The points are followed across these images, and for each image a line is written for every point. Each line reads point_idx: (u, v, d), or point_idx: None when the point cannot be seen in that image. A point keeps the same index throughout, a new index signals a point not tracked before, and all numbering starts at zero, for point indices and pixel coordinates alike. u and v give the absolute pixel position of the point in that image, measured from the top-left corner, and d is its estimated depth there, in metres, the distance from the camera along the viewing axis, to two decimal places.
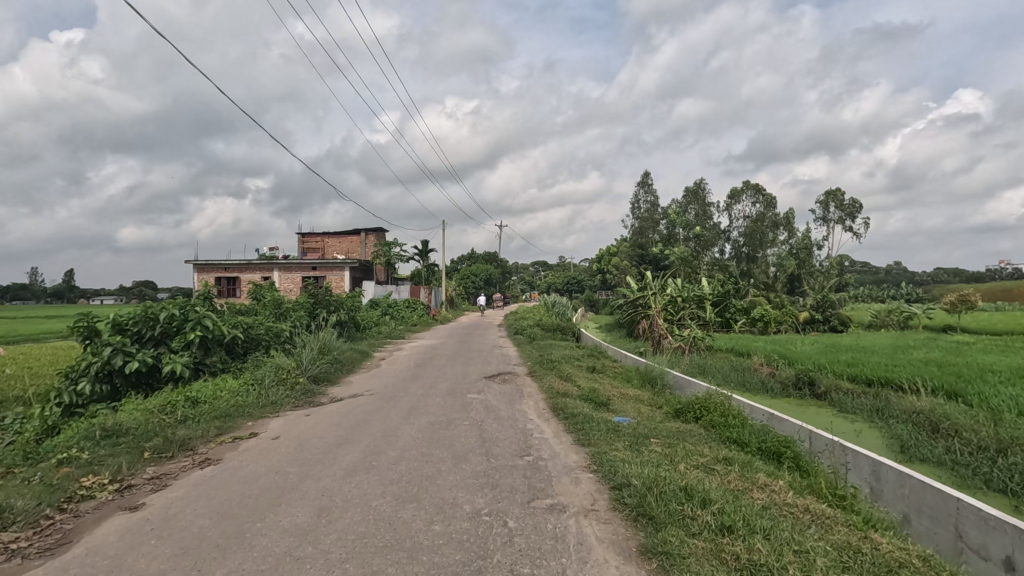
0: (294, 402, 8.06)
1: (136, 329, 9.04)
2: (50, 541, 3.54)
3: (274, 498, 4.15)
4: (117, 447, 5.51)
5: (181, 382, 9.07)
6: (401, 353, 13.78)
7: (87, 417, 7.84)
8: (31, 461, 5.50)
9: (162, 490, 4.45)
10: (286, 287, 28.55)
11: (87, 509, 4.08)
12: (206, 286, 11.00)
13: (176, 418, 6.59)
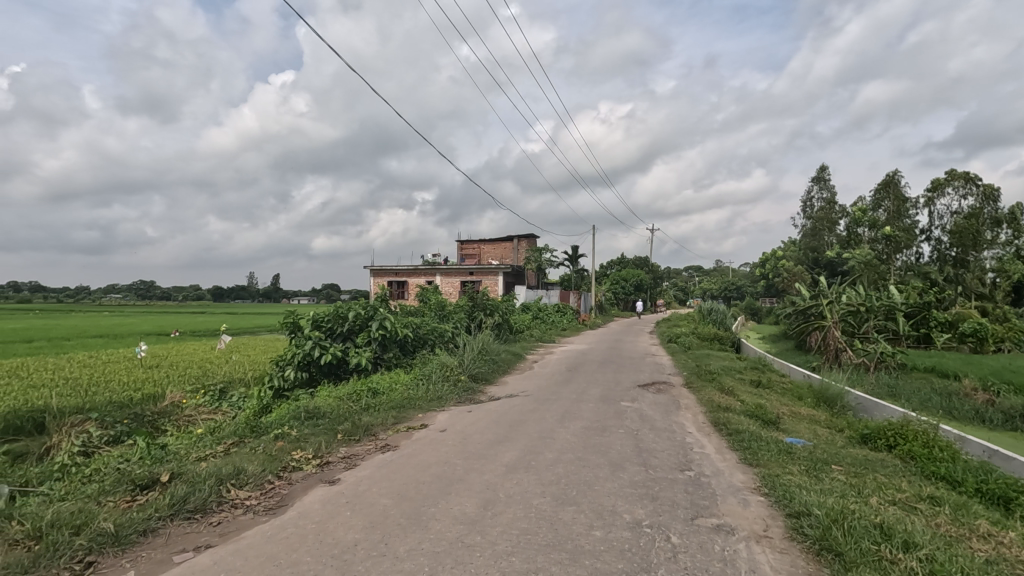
0: (457, 397, 8.66)
1: (330, 325, 10.49)
2: (272, 502, 4.25)
3: (444, 486, 4.50)
4: (317, 427, 6.43)
5: (363, 373, 10.28)
6: (553, 357, 14.01)
7: (292, 400, 9.26)
8: (257, 433, 6.66)
9: (353, 468, 5.09)
10: (447, 290, 30.85)
11: (297, 477, 4.83)
12: (383, 289, 12.34)
13: (361, 405, 7.49)
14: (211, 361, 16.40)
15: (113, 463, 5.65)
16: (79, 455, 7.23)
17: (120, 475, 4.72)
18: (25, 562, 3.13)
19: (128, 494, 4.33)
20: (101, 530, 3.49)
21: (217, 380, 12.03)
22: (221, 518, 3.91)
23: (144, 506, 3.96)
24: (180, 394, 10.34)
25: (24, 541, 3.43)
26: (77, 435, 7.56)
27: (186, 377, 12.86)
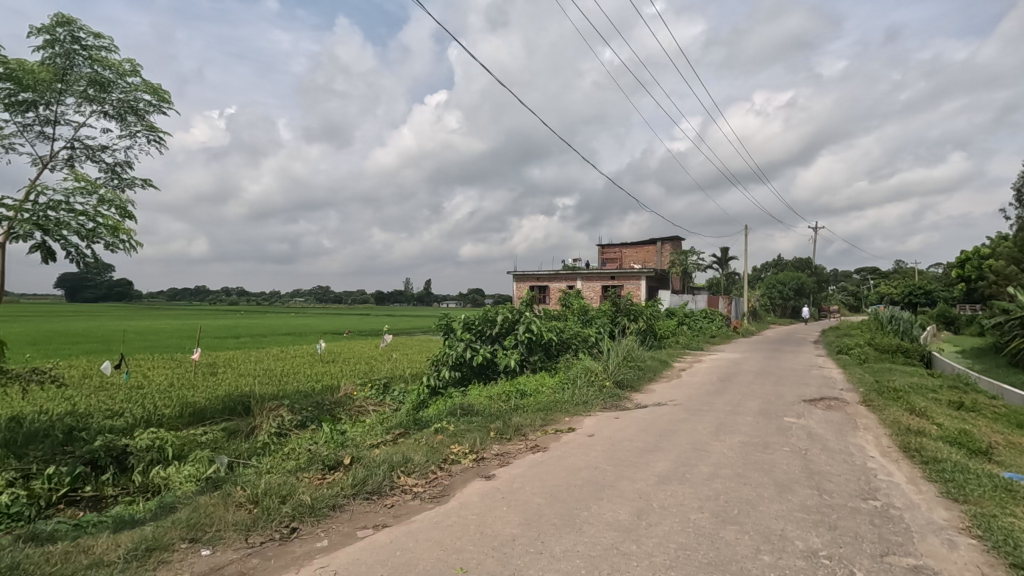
0: (603, 403, 8.58)
1: (480, 327, 11.07)
2: (435, 491, 4.58)
3: (595, 491, 4.49)
4: (472, 423, 6.81)
5: (510, 375, 10.67)
6: (703, 366, 13.25)
7: (446, 397, 9.93)
8: (420, 425, 7.23)
9: (506, 466, 5.31)
10: (589, 295, 30.82)
11: (457, 470, 5.16)
12: (529, 293, 12.69)
13: (511, 406, 7.78)
14: (376, 358, 18.17)
15: (305, 444, 6.53)
16: (276, 435, 8.46)
17: (312, 456, 5.44)
18: (248, 521, 3.75)
19: (320, 472, 4.97)
20: (301, 501, 4.06)
21: (381, 376, 13.34)
22: (394, 501, 4.32)
23: (333, 484, 4.51)
24: (351, 387, 11.61)
25: (245, 504, 4.10)
26: (274, 418, 8.86)
27: (356, 371, 14.41)
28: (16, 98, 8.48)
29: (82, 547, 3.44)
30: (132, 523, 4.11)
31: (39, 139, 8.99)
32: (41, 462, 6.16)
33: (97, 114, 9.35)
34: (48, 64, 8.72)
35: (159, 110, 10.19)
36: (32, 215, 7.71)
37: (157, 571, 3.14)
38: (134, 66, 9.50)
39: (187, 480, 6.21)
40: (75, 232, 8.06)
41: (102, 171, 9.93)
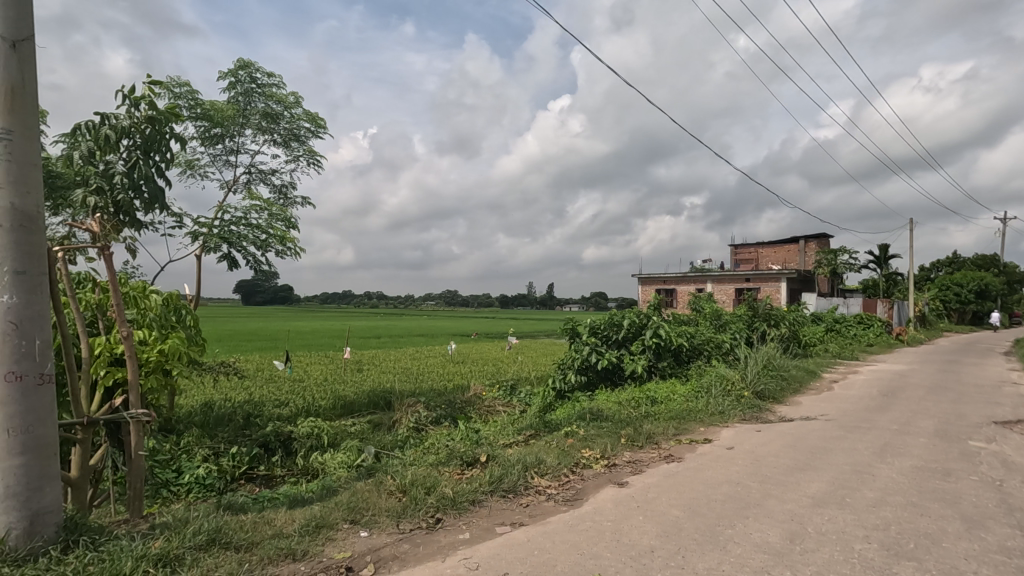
0: (742, 414, 8.01)
1: (605, 332, 10.95)
2: (569, 494, 4.60)
3: (739, 509, 4.20)
4: (602, 429, 6.74)
5: (639, 381, 10.39)
6: (860, 378, 11.81)
7: (573, 401, 9.92)
8: (550, 428, 7.29)
9: (639, 474, 5.17)
10: (721, 298, 29.11)
11: (589, 474, 5.13)
12: (657, 297, 12.29)
13: (641, 413, 7.56)
14: (503, 360, 18.69)
15: (443, 440, 6.91)
16: (414, 430, 9.05)
17: (451, 451, 5.74)
18: (398, 509, 4.06)
19: (459, 467, 5.24)
20: (444, 494, 4.30)
21: (509, 378, 13.71)
22: (529, 501, 4.42)
23: (472, 479, 4.72)
24: (481, 387, 12.05)
25: (395, 492, 4.44)
26: (412, 414, 9.48)
27: (484, 373, 14.94)
28: (209, 133, 10.05)
29: (266, 519, 3.96)
30: (302, 501, 4.64)
31: (225, 167, 10.57)
32: (228, 442, 7.19)
33: (268, 143, 10.77)
34: (232, 102, 10.22)
35: (316, 135, 11.47)
36: (220, 231, 9.07)
37: (325, 546, 3.52)
38: (297, 99, 10.79)
39: (340, 466, 6.88)
40: (252, 245, 9.33)
41: (272, 192, 11.40)
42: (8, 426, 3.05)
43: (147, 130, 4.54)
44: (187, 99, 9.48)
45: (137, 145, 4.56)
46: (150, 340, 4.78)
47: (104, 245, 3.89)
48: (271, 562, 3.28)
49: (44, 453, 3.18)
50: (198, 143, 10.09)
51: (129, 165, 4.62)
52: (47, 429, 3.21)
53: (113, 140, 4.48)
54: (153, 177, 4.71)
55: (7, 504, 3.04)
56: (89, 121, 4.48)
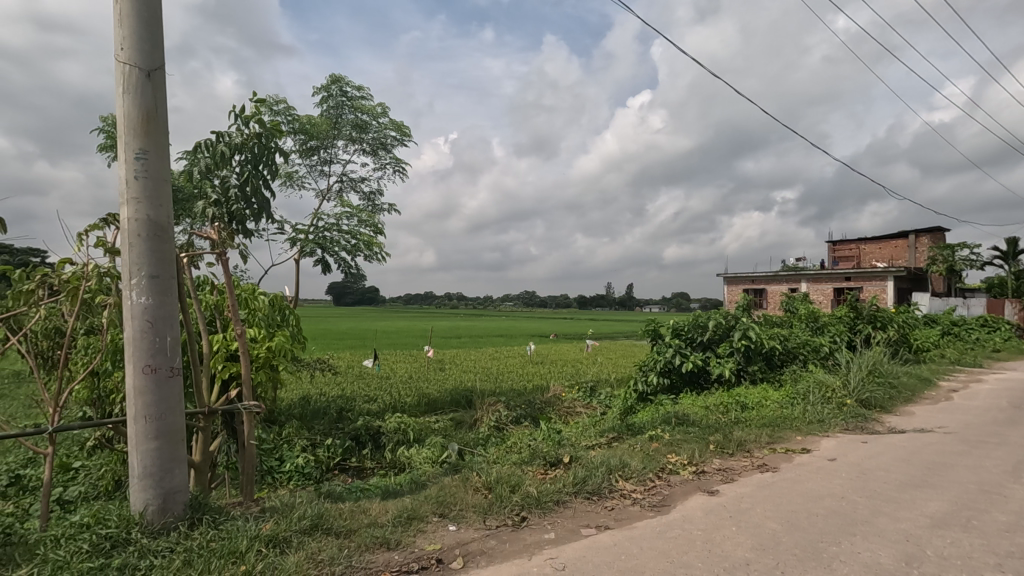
0: (844, 423, 7.42)
1: (690, 333, 10.55)
2: (655, 500, 4.49)
3: (845, 525, 3.91)
4: (689, 434, 6.50)
5: (727, 385, 9.93)
6: (985, 387, 10.57)
7: (656, 404, 9.65)
8: (633, 431, 7.14)
9: (730, 483, 4.94)
10: (818, 299, 27.22)
11: (676, 481, 4.97)
12: (746, 297, 11.68)
13: (730, 418, 7.21)
14: (582, 361, 18.52)
15: (525, 440, 6.97)
16: (495, 428, 9.19)
17: (533, 451, 5.78)
18: (485, 505, 4.14)
19: (542, 467, 5.26)
20: (528, 492, 4.33)
21: (588, 379, 13.56)
22: (614, 505, 4.35)
23: (556, 480, 4.72)
24: (560, 388, 12.03)
25: (481, 489, 4.53)
26: (492, 413, 9.63)
27: (563, 374, 14.90)
28: (306, 145, 10.78)
29: (363, 508, 4.18)
30: (393, 494, 4.85)
31: (320, 176, 11.29)
32: (323, 433, 7.67)
33: (358, 152, 11.37)
34: (326, 115, 10.89)
35: (401, 143, 11.97)
36: (316, 236, 9.69)
37: (416, 538, 3.66)
38: (384, 109, 11.31)
39: (425, 461, 7.12)
40: (344, 249, 9.89)
41: (361, 199, 12.03)
42: (146, 413, 3.44)
43: (256, 145, 4.94)
44: (287, 114, 10.22)
45: (248, 159, 4.98)
46: (259, 337, 5.21)
47: (222, 251, 4.28)
48: (368, 549, 3.46)
49: (174, 438, 3.55)
50: (296, 155, 10.84)
51: (240, 178, 5.05)
52: (176, 417, 3.58)
53: (227, 156, 4.92)
54: (261, 188, 5.12)
55: (145, 482, 3.42)
56: (207, 139, 4.95)
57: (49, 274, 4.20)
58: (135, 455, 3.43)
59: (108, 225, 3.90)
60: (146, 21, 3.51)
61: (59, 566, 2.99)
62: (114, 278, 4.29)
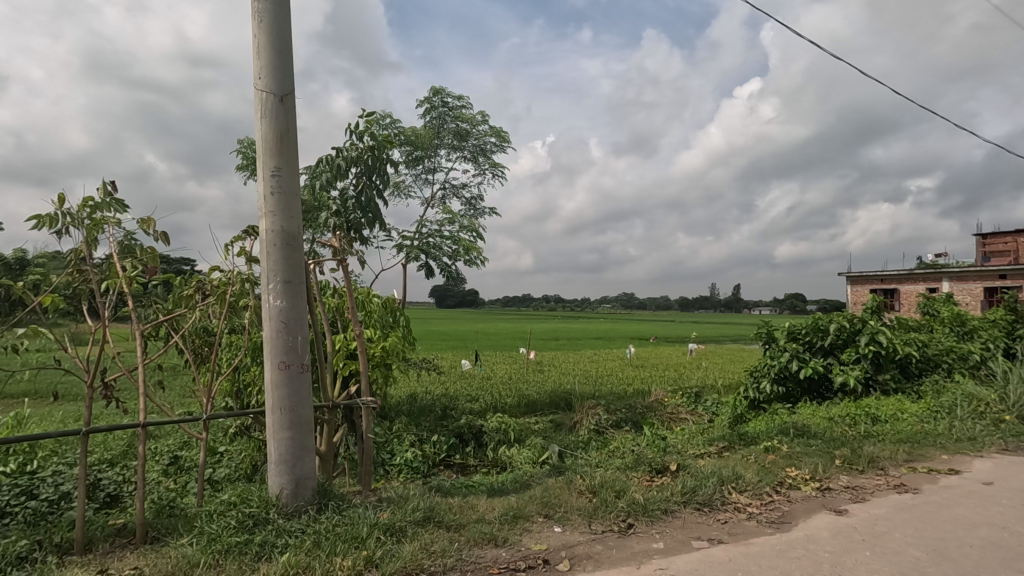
0: (1002, 442, 6.46)
1: (808, 338, 9.73)
2: (774, 516, 4.19)
3: (1007, 560, 3.40)
4: (810, 447, 5.99)
5: (852, 396, 9.04)
6: None
7: (770, 413, 9.00)
8: (745, 441, 6.71)
9: (861, 502, 4.48)
10: (964, 299, 23.98)
11: (797, 496, 4.61)
12: (874, 298, 10.57)
13: (859, 432, 6.55)
14: (686, 366, 17.75)
15: (628, 445, 6.80)
16: (595, 432, 9.07)
17: (638, 457, 5.63)
18: (590, 509, 4.11)
19: (648, 474, 5.11)
20: (634, 499, 4.23)
21: (693, 384, 12.96)
22: (727, 518, 4.12)
23: (663, 488, 4.56)
24: (663, 393, 11.61)
25: (585, 492, 4.50)
26: (592, 416, 9.51)
27: (666, 378, 14.37)
28: (412, 155, 11.35)
29: (470, 504, 4.31)
30: (498, 492, 4.95)
31: (424, 184, 11.84)
32: (429, 429, 8.01)
33: (459, 160, 11.80)
34: (429, 126, 11.40)
35: (501, 149, 12.24)
36: (421, 242, 10.17)
37: (522, 537, 3.72)
38: (483, 116, 11.64)
39: (526, 461, 7.20)
40: (446, 254, 10.29)
41: (462, 204, 12.46)
42: (281, 405, 3.80)
43: (369, 157, 5.32)
44: (394, 127, 10.83)
45: (362, 170, 5.37)
46: (375, 338, 5.57)
47: (342, 257, 4.64)
48: (476, 544, 3.56)
49: (304, 429, 3.89)
50: (403, 165, 11.45)
51: (357, 189, 5.45)
52: (306, 409, 3.92)
53: (344, 169, 5.32)
54: (374, 198, 5.50)
55: (280, 468, 3.79)
56: (328, 155, 5.38)
57: (202, 280, 4.78)
58: (272, 443, 3.80)
59: (249, 236, 4.38)
60: (279, 51, 3.89)
61: (212, 538, 3.39)
62: (253, 283, 4.80)
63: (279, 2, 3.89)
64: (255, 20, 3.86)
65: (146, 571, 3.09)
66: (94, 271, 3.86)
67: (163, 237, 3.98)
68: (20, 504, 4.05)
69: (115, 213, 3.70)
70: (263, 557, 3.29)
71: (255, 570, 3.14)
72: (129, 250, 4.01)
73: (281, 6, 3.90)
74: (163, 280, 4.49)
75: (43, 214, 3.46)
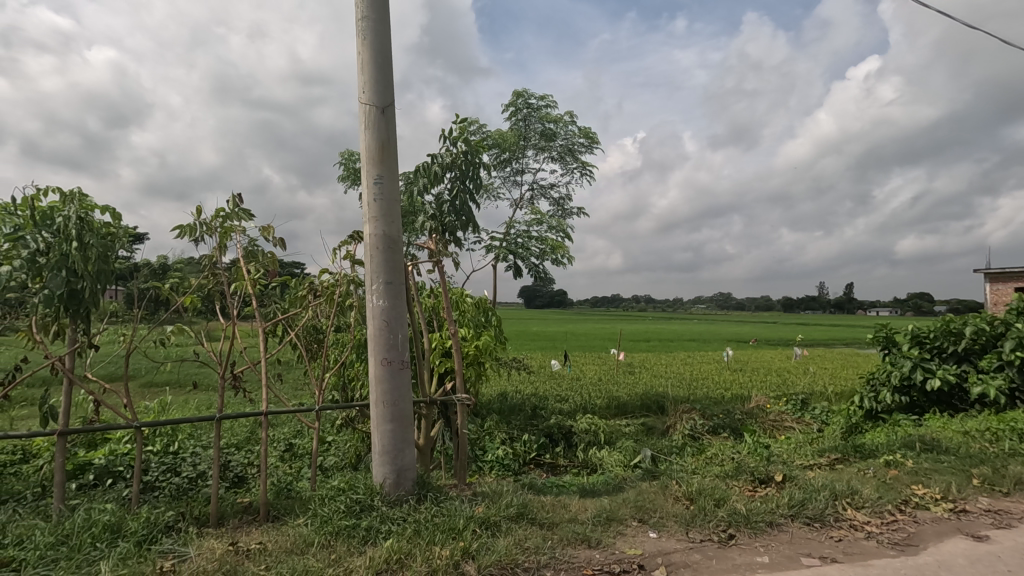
0: None
1: (936, 342, 8.73)
2: (898, 537, 3.81)
3: None
4: (941, 464, 5.38)
5: (994, 408, 7.98)
6: None
7: (890, 425, 8.18)
8: (862, 454, 6.14)
9: (1006, 529, 3.95)
10: None
11: (925, 517, 4.16)
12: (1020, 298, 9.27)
13: (1003, 449, 5.77)
14: (790, 371, 16.56)
15: (728, 452, 6.47)
16: (690, 438, 8.72)
17: (738, 465, 5.34)
18: (687, 516, 3.97)
19: (750, 484, 4.84)
20: (735, 509, 4.03)
21: (799, 391, 12.07)
22: (841, 536, 3.81)
23: (767, 499, 4.30)
24: (764, 399, 10.91)
25: (682, 498, 4.35)
26: (686, 420, 9.15)
27: (768, 384, 13.49)
28: (501, 158, 11.55)
29: (563, 503, 4.32)
30: (590, 493, 4.92)
31: (513, 186, 12.02)
32: (520, 427, 8.11)
33: (547, 161, 11.85)
34: (518, 129, 11.55)
35: (589, 148, 12.13)
36: (510, 243, 10.33)
37: (616, 540, 3.67)
38: (572, 116, 11.60)
39: (618, 464, 7.08)
40: (534, 254, 10.37)
41: (551, 205, 12.50)
42: (384, 399, 4.03)
43: (463, 162, 5.46)
44: (484, 132, 11.08)
45: (456, 175, 5.52)
46: (469, 337, 5.75)
47: (438, 258, 4.84)
48: (569, 544, 3.56)
49: (404, 422, 4.10)
50: (493, 168, 11.70)
51: (452, 194, 5.59)
52: (406, 404, 4.13)
53: (439, 175, 5.52)
54: (468, 202, 5.62)
55: (383, 458, 4.02)
56: (424, 161, 5.60)
57: (314, 282, 5.18)
58: (376, 434, 4.05)
59: (354, 240, 4.70)
60: (380, 64, 4.14)
61: (325, 520, 3.67)
62: (357, 284, 5.14)
63: (380, 20, 4.14)
64: (358, 39, 4.13)
65: (269, 547, 3.41)
66: (224, 275, 4.32)
67: (281, 243, 4.37)
68: (166, 480, 4.61)
69: (242, 222, 4.12)
70: (369, 540, 3.50)
71: (362, 552, 3.35)
72: (253, 255, 4.45)
73: (382, 22, 4.14)
74: (281, 282, 4.93)
75: (184, 224, 3.93)
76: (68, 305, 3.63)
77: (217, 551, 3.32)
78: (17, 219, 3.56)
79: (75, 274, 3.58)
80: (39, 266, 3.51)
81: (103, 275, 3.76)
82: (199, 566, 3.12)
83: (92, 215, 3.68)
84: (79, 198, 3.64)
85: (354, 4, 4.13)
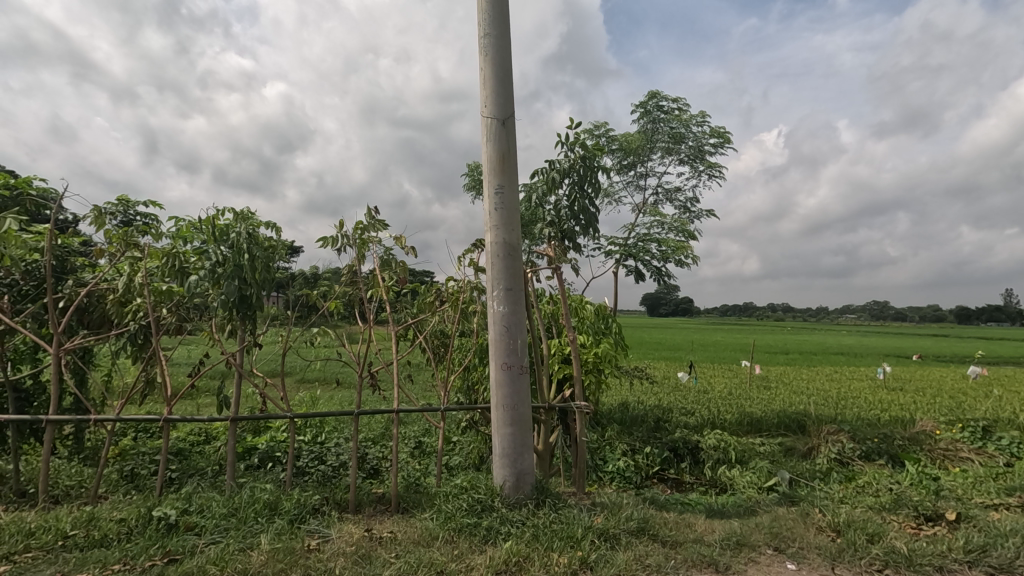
0: None
1: None
2: None
3: None
4: None
5: None
6: None
7: None
8: None
9: None
10: None
11: None
12: None
13: None
14: (967, 392, 14.15)
15: (884, 481, 5.69)
16: (836, 462, 7.83)
17: (898, 496, 4.67)
18: (833, 550, 3.56)
19: (913, 520, 4.20)
20: (893, 547, 3.52)
21: (980, 417, 10.23)
22: None
23: (935, 539, 3.71)
24: (933, 424, 9.40)
25: (826, 529, 3.92)
26: (833, 443, 8.19)
27: (937, 406, 11.64)
28: (625, 162, 11.33)
29: (688, 522, 4.10)
30: (719, 514, 4.61)
31: (637, 190, 11.72)
32: (643, 439, 7.81)
33: (675, 163, 11.39)
34: (643, 131, 11.25)
35: (720, 149, 11.47)
36: (629, 246, 10.06)
37: (748, 567, 3.39)
38: (702, 116, 11.04)
39: (750, 485, 6.56)
40: (655, 257, 10.01)
41: (678, 208, 12.00)
42: (504, 403, 4.13)
43: (582, 167, 5.43)
44: (607, 136, 10.96)
45: (575, 181, 5.49)
46: (589, 344, 5.71)
47: (557, 265, 4.85)
48: (695, 566, 3.36)
49: (524, 426, 4.16)
50: (616, 172, 11.50)
51: (570, 199, 5.57)
52: (524, 408, 4.18)
53: (558, 181, 5.53)
54: (587, 206, 5.56)
55: (503, 461, 4.11)
56: (543, 168, 5.64)
57: (441, 288, 5.48)
58: (497, 436, 4.16)
59: (477, 248, 4.90)
60: (501, 79, 4.28)
61: (449, 516, 3.84)
62: (480, 290, 5.34)
63: (501, 35, 4.28)
64: (481, 54, 4.31)
65: (399, 536, 3.64)
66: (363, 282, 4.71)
67: (411, 251, 4.68)
68: (314, 467, 5.14)
69: (378, 232, 4.48)
70: (490, 540, 3.60)
71: (483, 551, 3.45)
72: (387, 264, 4.79)
73: (502, 37, 4.28)
74: (411, 288, 5.27)
75: (329, 236, 4.36)
76: (238, 308, 4.20)
77: (354, 536, 3.62)
78: (201, 234, 4.19)
79: (244, 282, 4.13)
80: (218, 275, 4.10)
81: (265, 283, 4.31)
82: (339, 548, 3.42)
83: (257, 231, 4.20)
84: (247, 216, 4.18)
85: (478, 23, 4.31)
